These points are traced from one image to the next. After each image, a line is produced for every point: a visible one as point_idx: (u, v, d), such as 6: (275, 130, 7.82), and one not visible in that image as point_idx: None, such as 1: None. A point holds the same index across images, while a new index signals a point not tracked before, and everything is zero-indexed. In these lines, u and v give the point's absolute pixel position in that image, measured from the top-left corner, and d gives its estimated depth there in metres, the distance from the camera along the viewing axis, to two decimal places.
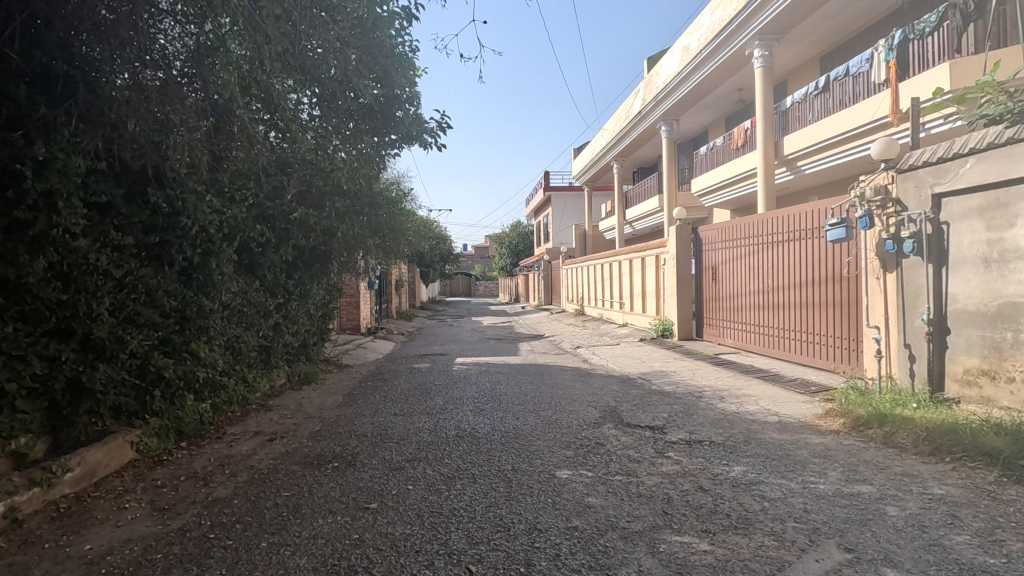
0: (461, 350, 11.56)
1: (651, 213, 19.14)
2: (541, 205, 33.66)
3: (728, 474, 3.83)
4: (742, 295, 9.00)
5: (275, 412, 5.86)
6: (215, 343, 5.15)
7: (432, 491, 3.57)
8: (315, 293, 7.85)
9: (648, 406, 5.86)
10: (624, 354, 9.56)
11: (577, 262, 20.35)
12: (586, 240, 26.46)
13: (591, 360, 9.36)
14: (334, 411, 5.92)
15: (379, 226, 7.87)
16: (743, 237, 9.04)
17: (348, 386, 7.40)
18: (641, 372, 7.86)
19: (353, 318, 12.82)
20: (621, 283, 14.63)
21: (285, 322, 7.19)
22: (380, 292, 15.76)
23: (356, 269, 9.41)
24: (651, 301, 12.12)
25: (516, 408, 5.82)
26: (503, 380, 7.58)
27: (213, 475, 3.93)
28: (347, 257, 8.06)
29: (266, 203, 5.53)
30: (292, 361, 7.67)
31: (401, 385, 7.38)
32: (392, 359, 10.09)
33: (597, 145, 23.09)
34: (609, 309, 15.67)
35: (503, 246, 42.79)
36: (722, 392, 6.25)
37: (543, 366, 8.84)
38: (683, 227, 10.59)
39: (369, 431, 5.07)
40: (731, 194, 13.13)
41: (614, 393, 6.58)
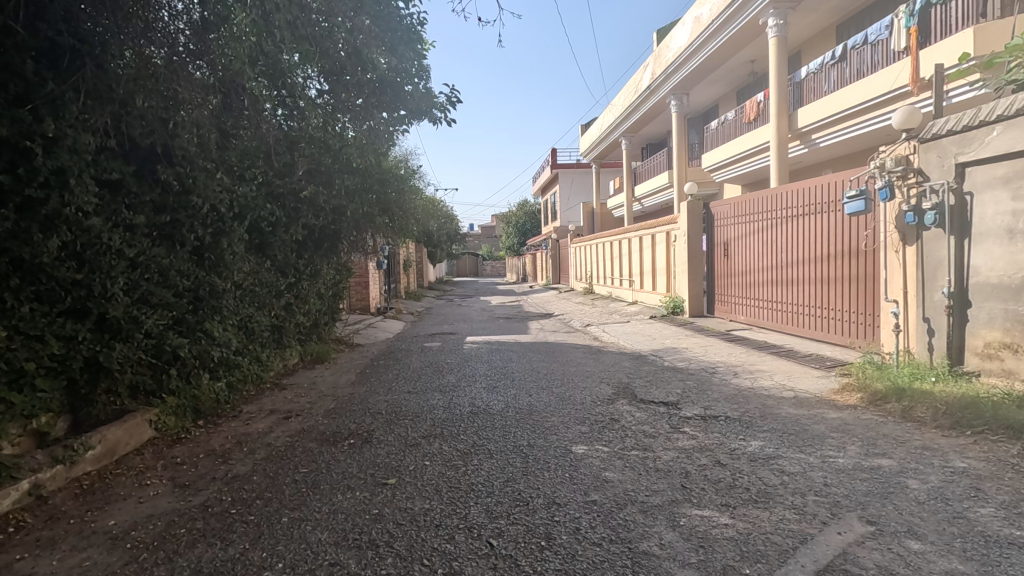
0: (472, 328, 11.58)
1: (661, 189, 18.91)
2: (548, 183, 33.38)
3: (745, 449, 3.80)
4: (755, 271, 8.90)
5: (289, 391, 5.90)
6: (228, 322, 5.17)
7: (449, 467, 3.59)
8: (326, 272, 7.84)
9: (662, 382, 5.85)
10: (635, 331, 9.53)
11: (586, 240, 20.21)
12: (594, 218, 26.25)
13: (602, 338, 9.35)
14: (348, 389, 5.95)
15: (387, 204, 7.81)
16: (756, 212, 8.91)
17: (361, 365, 7.44)
18: (652, 349, 7.84)
19: (363, 298, 12.86)
20: (630, 261, 14.52)
21: (297, 301, 7.20)
22: (389, 273, 15.77)
23: (365, 248, 9.37)
24: (661, 279, 12.03)
25: (529, 385, 5.83)
26: (514, 358, 7.58)
27: (231, 453, 3.97)
28: (356, 237, 8.02)
29: (275, 182, 5.47)
30: (304, 341, 7.71)
31: (412, 363, 7.39)
32: (403, 338, 10.11)
33: (605, 121, 22.73)
34: (618, 287, 15.61)
35: (510, 225, 42.59)
36: (736, 368, 6.21)
37: (554, 344, 8.83)
38: (695, 203, 10.45)
39: (383, 408, 5.09)
40: (743, 169, 12.92)
41: (627, 370, 6.56)
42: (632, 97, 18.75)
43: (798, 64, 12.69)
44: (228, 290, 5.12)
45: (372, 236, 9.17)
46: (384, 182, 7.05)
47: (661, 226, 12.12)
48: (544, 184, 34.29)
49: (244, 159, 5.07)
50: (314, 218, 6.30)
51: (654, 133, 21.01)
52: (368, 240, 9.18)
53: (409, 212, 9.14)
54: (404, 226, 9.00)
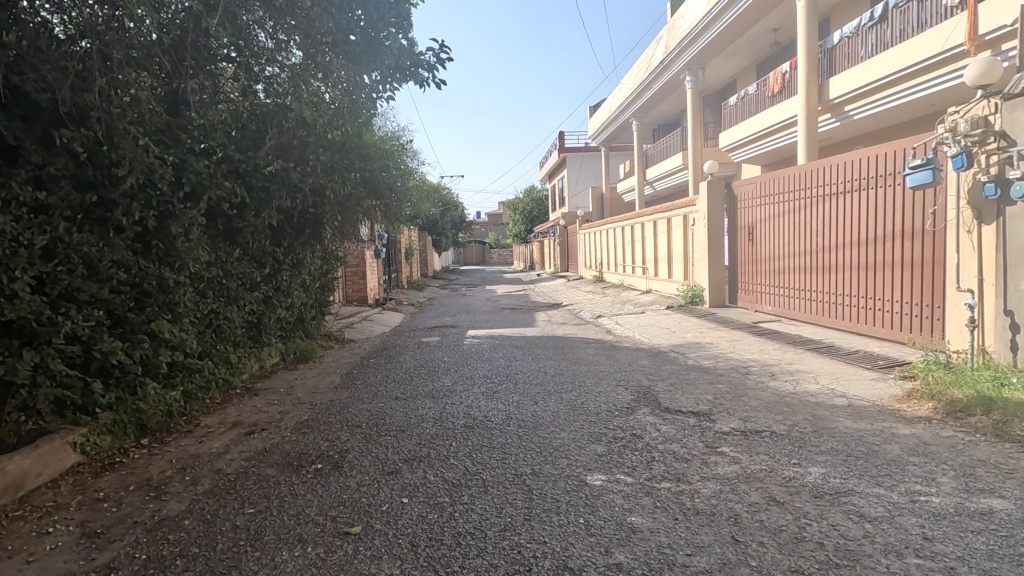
0: (474, 320, 10.82)
1: (674, 171, 17.97)
2: (555, 168, 32.41)
3: (806, 481, 3.03)
4: (785, 257, 8.04)
5: (262, 397, 5.18)
6: (186, 320, 4.44)
7: (431, 506, 2.83)
8: (310, 262, 7.10)
9: (687, 385, 5.07)
10: (650, 324, 8.74)
11: (595, 226, 19.32)
12: (603, 204, 25.32)
13: (616, 331, 8.55)
14: (329, 395, 5.24)
15: (376, 185, 7.01)
16: (786, 191, 8.04)
17: (349, 364, 6.70)
18: (672, 344, 7.05)
19: (360, 289, 12.15)
20: (643, 247, 13.67)
21: (276, 295, 6.47)
22: (388, 262, 15.04)
23: (357, 235, 8.62)
24: (678, 266, 11.20)
25: (534, 389, 5.07)
26: (519, 355, 6.82)
27: (169, 484, 3.24)
28: (343, 222, 7.26)
29: (237, 156, 4.70)
30: (286, 338, 6.99)
31: (405, 363, 6.64)
32: (400, 333, 9.39)
33: (614, 101, 21.74)
34: (630, 275, 14.76)
35: (516, 213, 41.68)
36: (772, 368, 5.41)
37: (563, 338, 8.06)
38: (717, 182, 9.58)
39: (363, 420, 4.35)
40: (766, 147, 12.01)
41: (645, 370, 5.78)
42: (643, 74, 17.76)
43: (826, 31, 11.71)
44: (183, 284, 4.37)
45: (362, 222, 8.39)
46: (371, 161, 6.28)
47: (677, 210, 11.25)
48: (552, 170, 33.30)
49: (195, 128, 4.31)
50: (288, 200, 5.55)
51: (666, 113, 20.01)
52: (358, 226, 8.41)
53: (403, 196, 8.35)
54: (398, 211, 8.22)
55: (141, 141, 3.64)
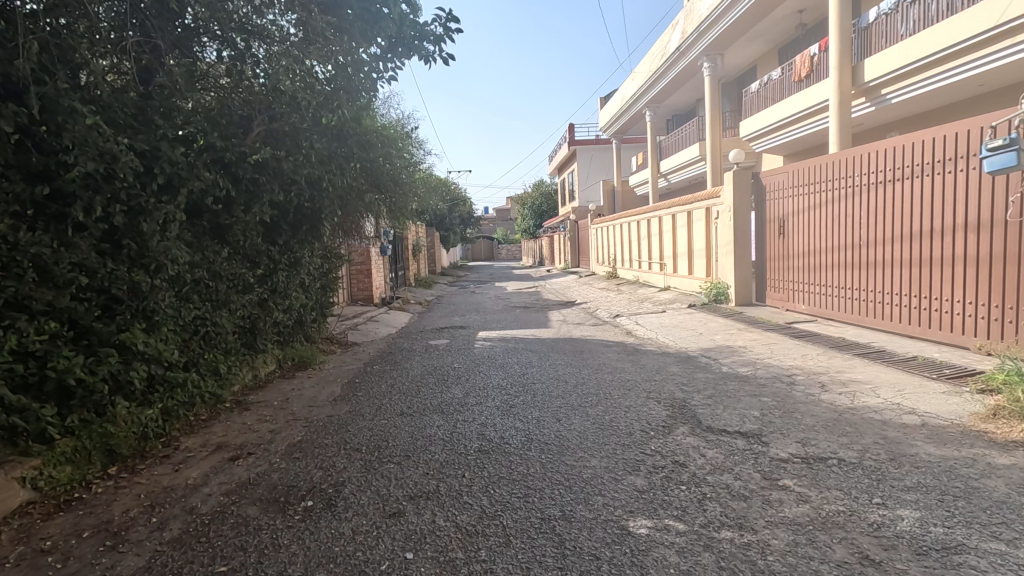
0: (485, 320, 10.29)
1: (691, 163, 17.30)
2: (565, 162, 31.76)
3: (900, 530, 2.46)
4: (824, 252, 7.44)
5: (253, 412, 4.68)
6: (165, 329, 3.95)
7: (442, 565, 2.30)
8: (309, 261, 6.59)
9: (727, 398, 4.51)
10: (673, 324, 8.17)
11: (608, 220, 18.69)
12: (615, 197, 24.68)
13: (637, 332, 7.99)
14: (327, 408, 4.73)
15: (378, 176, 6.47)
16: (824, 180, 7.44)
17: (352, 371, 6.19)
18: (701, 348, 6.48)
19: (366, 288, 11.66)
20: (660, 242, 13.06)
21: (270, 297, 5.97)
22: (394, 259, 14.54)
23: (360, 232, 8.11)
24: (699, 262, 10.59)
25: (555, 403, 4.53)
26: (534, 361, 6.28)
27: (132, 528, 2.74)
28: (344, 218, 6.73)
29: (219, 144, 4.18)
30: (284, 343, 6.49)
31: (412, 370, 6.11)
32: (406, 334, 8.88)
33: (626, 91, 21.06)
34: (647, 271, 14.14)
35: (525, 207, 41.06)
36: (821, 377, 4.83)
37: (580, 341, 7.52)
38: (744, 172, 8.95)
39: (364, 442, 3.83)
40: (791, 135, 11.36)
41: (676, 379, 5.23)
42: (658, 62, 17.07)
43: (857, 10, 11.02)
44: (161, 288, 3.87)
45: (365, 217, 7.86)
46: (375, 152, 5.74)
47: (698, 202, 10.64)
48: (561, 163, 32.62)
49: (169, 111, 3.81)
50: (281, 193, 5.02)
51: (681, 102, 19.32)
52: (360, 222, 7.89)
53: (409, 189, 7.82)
54: (404, 206, 7.69)
55: (96, 122, 3.14)
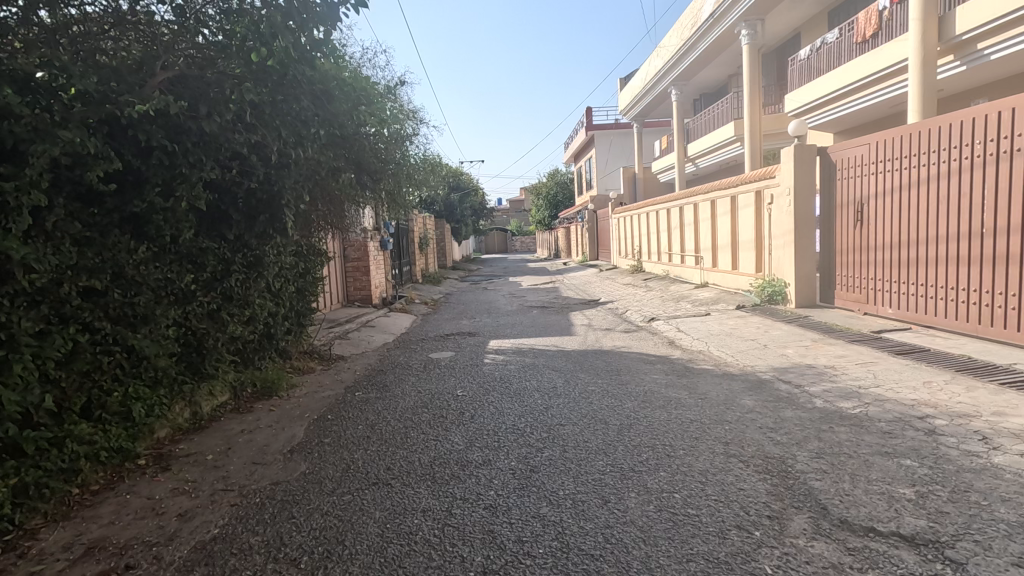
0: (498, 324, 8.91)
1: (724, 144, 15.68)
2: (582, 148, 30.15)
3: None
4: (919, 244, 5.95)
5: (173, 474, 3.38)
6: (16, 369, 2.67)
7: None
8: (276, 260, 5.26)
9: (846, 459, 3.10)
10: (725, 333, 6.73)
11: (631, 209, 17.15)
12: (636, 185, 23.08)
13: (681, 343, 6.55)
14: (277, 469, 3.40)
15: (360, 152, 5.11)
16: (917, 155, 5.96)
17: (327, 402, 4.86)
18: (773, 369, 5.05)
19: (363, 287, 10.35)
20: (695, 232, 11.53)
21: (221, 307, 4.65)
22: (398, 254, 13.21)
23: (346, 223, 6.77)
24: (746, 255, 9.10)
25: (597, 468, 3.13)
26: (559, 386, 4.92)
27: None
28: (319, 207, 5.39)
29: (97, 94, 2.86)
30: (245, 363, 5.18)
31: (402, 400, 4.76)
32: (404, 344, 7.53)
33: (650, 67, 19.42)
34: (679, 264, 12.60)
35: (540, 198, 39.45)
36: (973, 424, 3.38)
37: (614, 355, 6.14)
38: (806, 147, 7.43)
39: (306, 546, 2.49)
40: (852, 107, 9.79)
41: (756, 420, 3.82)
42: (688, 32, 15.46)
43: None
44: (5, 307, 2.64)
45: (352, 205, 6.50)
46: (352, 118, 4.37)
47: (744, 186, 9.10)
48: (578, 150, 31.00)
49: None
50: (216, 170, 3.69)
51: (711, 79, 17.66)
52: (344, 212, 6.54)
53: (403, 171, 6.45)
54: (397, 191, 6.32)
55: None
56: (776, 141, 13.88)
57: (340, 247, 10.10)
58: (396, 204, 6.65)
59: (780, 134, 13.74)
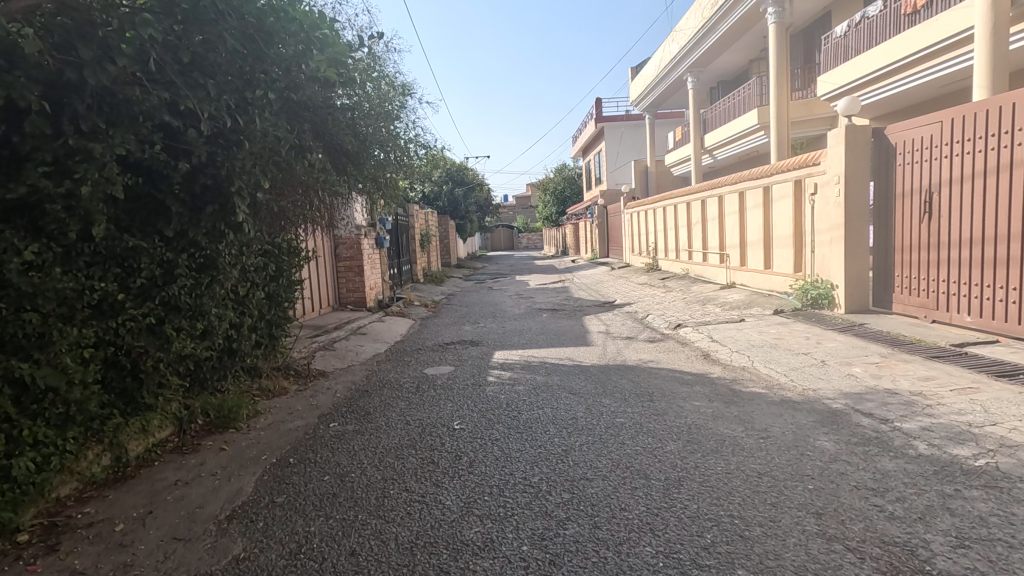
0: (504, 330, 7.98)
1: (746, 133, 14.66)
2: (591, 141, 29.13)
3: None
4: (1004, 240, 4.95)
5: (59, 559, 2.47)
6: None
7: None
8: (236, 262, 4.36)
9: (1005, 551, 2.15)
10: (768, 344, 5.77)
11: (645, 204, 16.16)
12: (648, 178, 22.09)
13: (718, 357, 5.60)
14: (201, 552, 2.49)
15: (335, 129, 4.18)
16: (999, 135, 4.96)
17: (293, 438, 3.94)
18: (843, 395, 4.09)
19: (357, 289, 9.45)
20: (719, 228, 10.54)
21: (163, 321, 3.73)
22: (396, 252, 12.29)
23: (328, 218, 5.84)
24: (782, 253, 8.12)
25: (646, 561, 2.20)
26: (579, 418, 3.99)
27: None
28: (288, 196, 4.46)
29: None
30: (198, 387, 4.28)
31: (385, 436, 3.85)
32: (397, 355, 6.63)
33: (664, 53, 18.39)
34: (700, 263, 11.62)
35: (547, 193, 38.46)
36: None
37: (641, 371, 5.21)
38: (858, 130, 6.44)
39: None
40: (902, 85, 8.77)
41: (845, 475, 2.88)
42: (707, 12, 14.42)
43: None
44: None
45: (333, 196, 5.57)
46: (316, 82, 3.45)
47: (780, 175, 8.11)
48: (587, 143, 29.95)
49: None
50: (128, 144, 2.77)
51: (731, 64, 16.63)
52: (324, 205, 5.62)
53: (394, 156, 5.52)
54: (387, 180, 5.39)
55: None
56: (804, 129, 12.86)
57: (330, 245, 9.21)
58: (385, 197, 5.73)
59: (808, 121, 12.71)
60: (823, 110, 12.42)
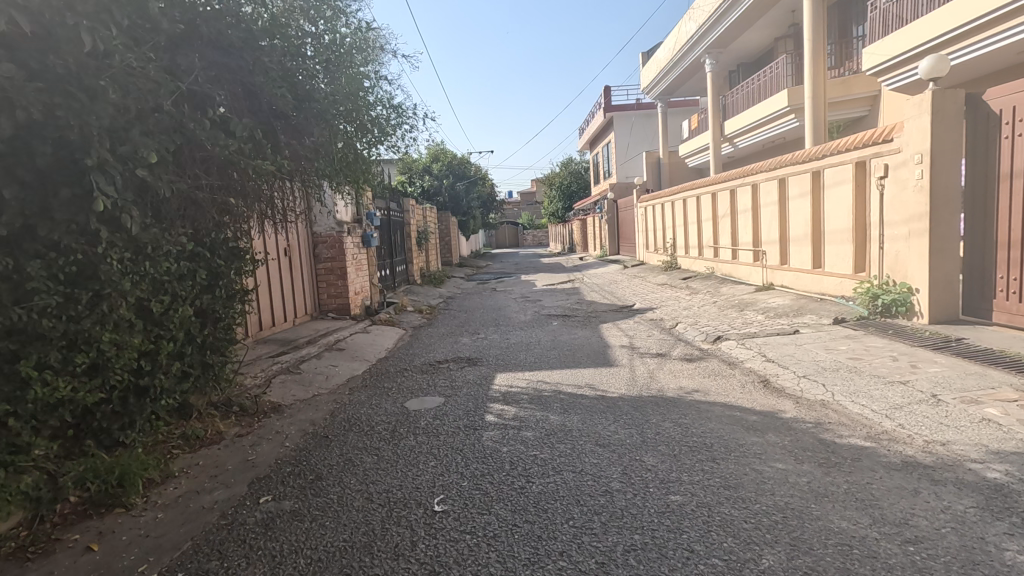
0: (507, 343, 6.76)
1: (770, 118, 13.44)
2: (599, 133, 27.84)
3: None
4: None
5: None
6: None
7: None
8: (141, 268, 3.13)
9: None
10: (845, 367, 4.52)
11: (659, 197, 14.89)
12: (661, 170, 20.79)
13: (781, 385, 4.36)
14: None
15: (263, 80, 2.96)
16: None
17: (198, 526, 2.72)
18: (995, 456, 2.83)
19: (339, 294, 8.26)
20: (750, 221, 9.30)
21: (16, 358, 2.56)
22: (388, 252, 11.09)
23: (282, 211, 4.61)
24: (836, 251, 6.85)
25: None
26: (614, 492, 2.76)
27: None
28: (209, 180, 3.27)
29: None
30: (81, 444, 3.06)
31: (335, 525, 2.64)
32: (377, 379, 5.43)
33: (679, 34, 17.09)
34: (727, 261, 10.36)
35: (553, 189, 37.15)
36: None
37: (686, 408, 3.97)
38: (947, 96, 5.15)
39: None
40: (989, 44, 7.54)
41: None
42: None
43: None
44: None
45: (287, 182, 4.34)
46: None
47: (832, 157, 6.84)
48: (594, 135, 28.67)
49: None
50: None
51: (753, 43, 15.33)
52: (275, 193, 4.38)
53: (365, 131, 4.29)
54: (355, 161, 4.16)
55: None
56: (841, 110, 11.58)
57: (307, 245, 8.03)
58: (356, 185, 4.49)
59: (846, 101, 11.43)
60: (862, 89, 11.17)
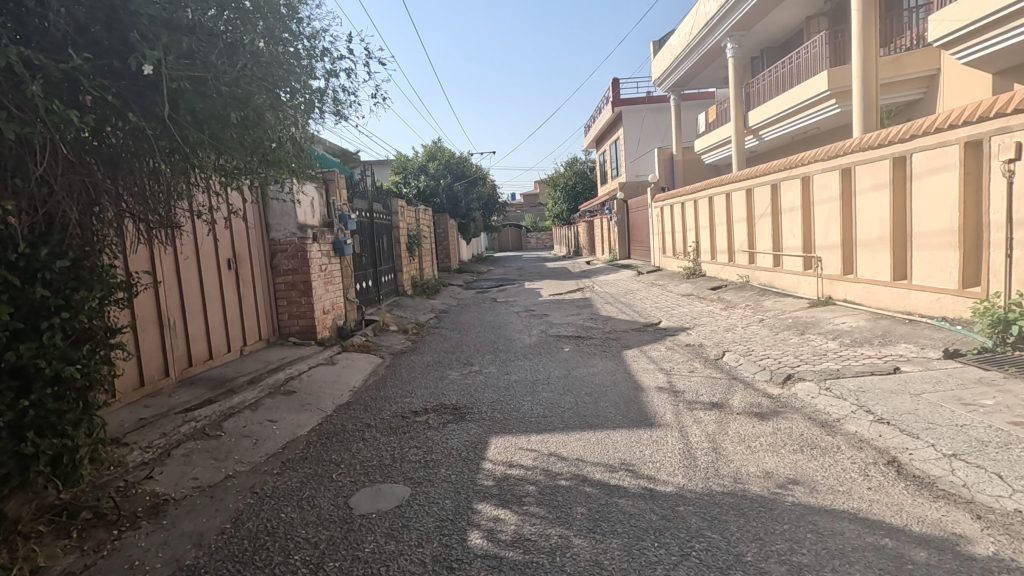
0: (507, 381, 5.23)
1: (805, 106, 11.91)
2: (606, 129, 26.28)
3: None
4: None
5: None
6: None
7: None
8: None
9: None
10: (1016, 441, 2.98)
11: (678, 195, 13.36)
12: (674, 167, 19.25)
13: (924, 473, 2.83)
14: None
15: None
16: None
17: None
18: None
19: (303, 313, 6.78)
20: (798, 221, 7.76)
21: None
22: (371, 261, 9.56)
23: (163, 213, 3.18)
24: (930, 258, 5.32)
25: None
26: None
27: None
28: None
29: None
30: None
31: None
32: (325, 443, 3.93)
33: (695, 18, 15.54)
34: (766, 269, 8.82)
35: (557, 189, 35.57)
36: None
37: (792, 524, 2.44)
38: None
39: None
40: None
41: None
42: None
43: None
44: None
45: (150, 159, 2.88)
46: None
47: (924, 139, 5.30)
48: (602, 131, 27.05)
49: None
50: None
51: (780, 24, 13.78)
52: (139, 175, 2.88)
53: (267, 78, 2.79)
54: (239, 119, 2.73)
55: None
56: (892, 93, 10.06)
57: (262, 254, 6.55)
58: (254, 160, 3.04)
59: (898, 83, 9.91)
60: (916, 68, 9.67)
